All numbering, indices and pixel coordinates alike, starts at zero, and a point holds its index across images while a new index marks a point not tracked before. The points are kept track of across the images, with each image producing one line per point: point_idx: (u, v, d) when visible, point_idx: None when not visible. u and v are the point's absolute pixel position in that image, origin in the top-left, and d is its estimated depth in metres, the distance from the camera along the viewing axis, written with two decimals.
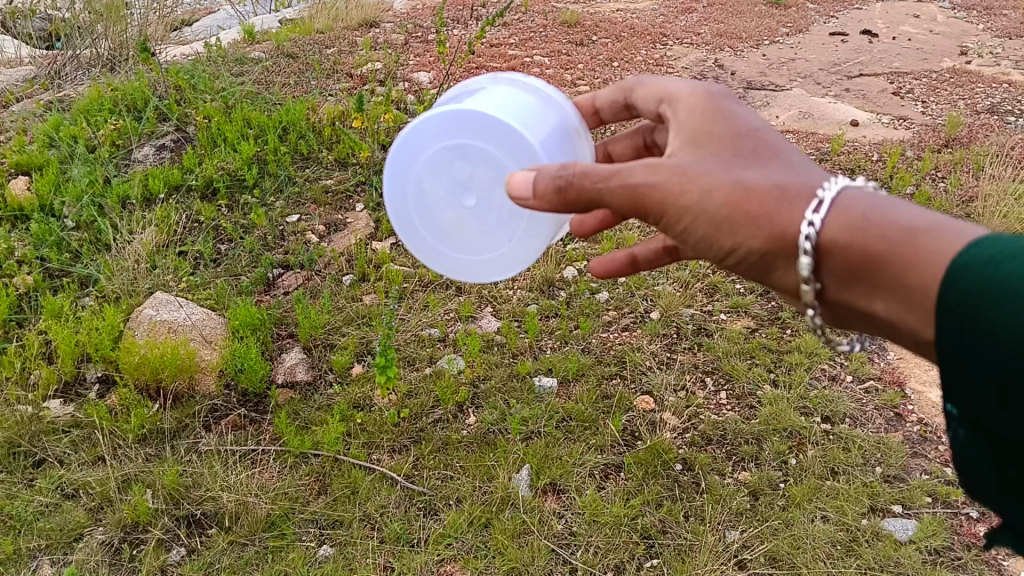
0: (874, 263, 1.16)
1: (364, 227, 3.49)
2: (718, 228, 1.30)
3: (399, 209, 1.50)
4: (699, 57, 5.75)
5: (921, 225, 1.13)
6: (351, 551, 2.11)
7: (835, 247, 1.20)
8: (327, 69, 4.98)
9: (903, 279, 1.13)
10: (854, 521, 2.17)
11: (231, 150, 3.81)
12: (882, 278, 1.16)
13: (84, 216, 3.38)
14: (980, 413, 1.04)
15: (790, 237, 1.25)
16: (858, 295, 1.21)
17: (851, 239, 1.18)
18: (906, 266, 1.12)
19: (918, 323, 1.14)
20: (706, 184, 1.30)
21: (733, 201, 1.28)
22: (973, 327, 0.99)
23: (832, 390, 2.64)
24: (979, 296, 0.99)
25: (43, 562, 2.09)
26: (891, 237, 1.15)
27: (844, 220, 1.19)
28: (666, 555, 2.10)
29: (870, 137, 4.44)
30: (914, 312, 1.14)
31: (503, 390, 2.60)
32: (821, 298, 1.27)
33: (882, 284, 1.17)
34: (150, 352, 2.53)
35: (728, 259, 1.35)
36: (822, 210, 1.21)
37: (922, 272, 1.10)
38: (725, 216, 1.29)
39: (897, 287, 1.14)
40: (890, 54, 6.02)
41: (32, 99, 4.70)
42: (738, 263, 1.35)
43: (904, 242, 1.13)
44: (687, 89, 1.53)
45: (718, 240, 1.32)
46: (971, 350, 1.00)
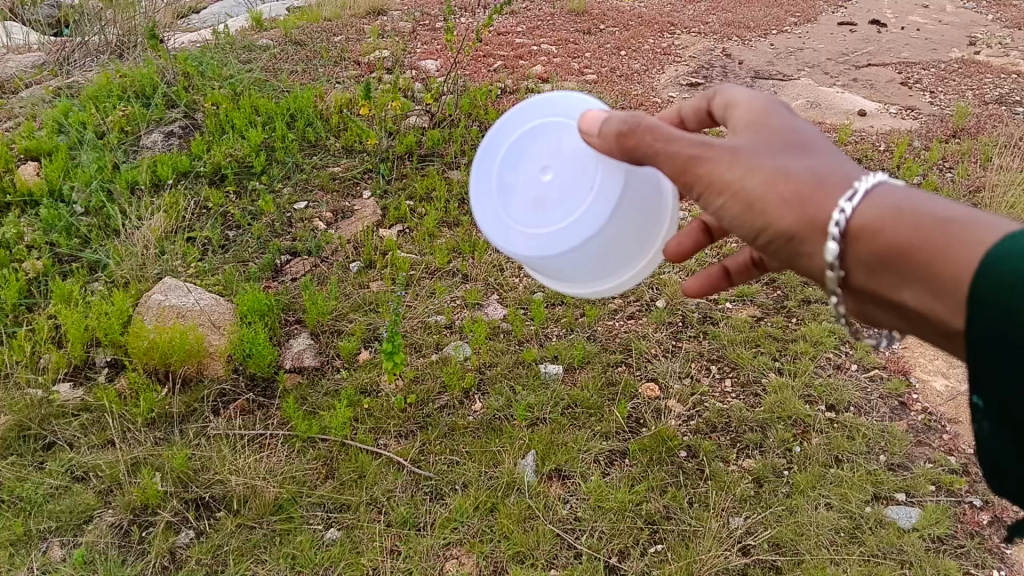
0: (905, 251, 1.15)
1: (371, 214, 3.50)
2: (749, 206, 1.32)
3: (481, 197, 1.54)
4: (707, 45, 5.74)
5: (959, 216, 1.12)
6: (358, 534, 2.13)
7: (866, 234, 1.19)
8: (335, 57, 4.98)
9: (933, 268, 1.12)
10: (858, 509, 2.18)
11: (239, 137, 3.83)
12: (911, 267, 1.15)
13: (93, 202, 3.40)
14: (1006, 403, 1.02)
15: (821, 218, 1.24)
16: (886, 282, 1.20)
17: (885, 225, 1.17)
18: (938, 253, 1.11)
19: (947, 311, 1.13)
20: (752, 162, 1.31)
21: (777, 185, 1.28)
22: (1006, 322, 0.97)
23: (837, 378, 2.65)
24: (1009, 289, 0.96)
25: (53, 543, 2.11)
26: (923, 227, 1.14)
27: (875, 210, 1.19)
28: (671, 541, 2.12)
29: (878, 127, 4.43)
30: (944, 302, 1.12)
31: (509, 377, 2.62)
32: (848, 285, 1.27)
33: (911, 274, 1.16)
34: (159, 337, 2.55)
35: (758, 243, 1.35)
36: (856, 198, 1.21)
37: (956, 258, 1.08)
38: (766, 195, 1.29)
39: (928, 275, 1.13)
40: (899, 44, 6.00)
41: (41, 86, 4.72)
42: (768, 245, 1.35)
43: (939, 230, 1.12)
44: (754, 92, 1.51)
45: (750, 219, 1.33)
46: (1003, 343, 0.98)
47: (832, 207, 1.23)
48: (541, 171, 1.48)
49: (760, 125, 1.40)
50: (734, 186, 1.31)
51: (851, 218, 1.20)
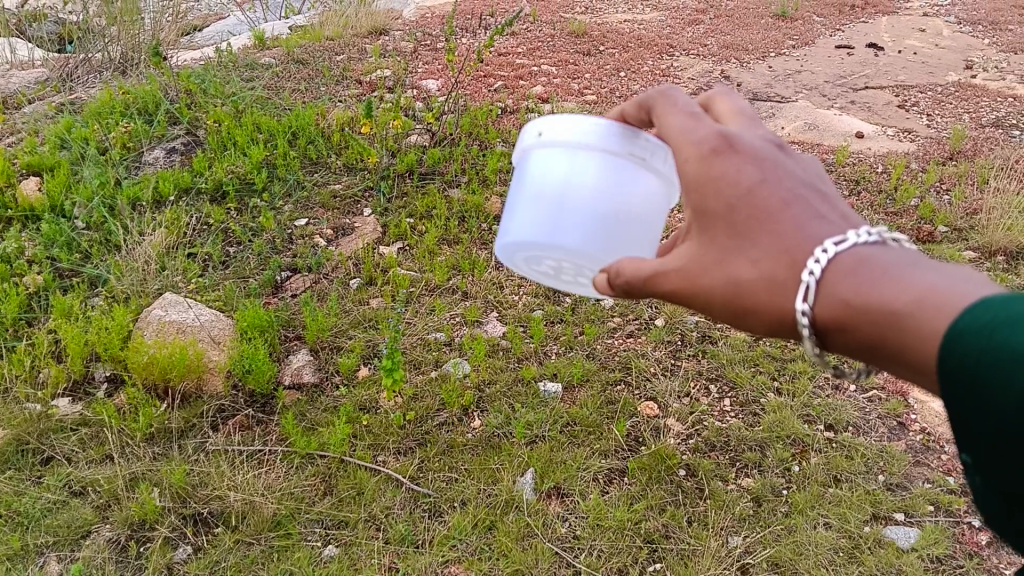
0: (873, 346, 1.07)
1: (371, 231, 3.52)
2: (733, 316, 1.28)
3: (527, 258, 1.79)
4: (706, 67, 5.79)
5: (908, 302, 1.02)
6: (357, 551, 2.12)
7: (832, 332, 1.12)
8: (337, 76, 5.02)
9: (905, 361, 1.04)
10: (857, 529, 2.18)
11: (241, 154, 3.85)
12: (884, 355, 1.08)
13: (95, 217, 3.41)
14: (986, 471, 0.95)
15: (787, 320, 1.18)
16: (874, 362, 1.12)
17: (844, 322, 1.09)
18: (903, 347, 1.03)
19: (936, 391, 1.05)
20: (712, 280, 1.25)
21: (737, 295, 1.23)
22: (978, 395, 0.90)
23: (835, 398, 2.66)
24: (979, 361, 0.89)
25: (50, 558, 2.10)
26: (877, 320, 1.05)
27: (831, 308, 1.10)
28: (669, 560, 2.11)
29: (875, 149, 4.47)
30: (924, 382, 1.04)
31: (508, 394, 2.62)
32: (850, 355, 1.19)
33: (886, 359, 1.08)
34: (159, 352, 2.56)
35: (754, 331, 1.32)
36: (809, 299, 1.12)
37: (920, 356, 1.00)
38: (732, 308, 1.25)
39: (904, 365, 1.05)
40: (895, 67, 6.05)
41: (43, 101, 4.75)
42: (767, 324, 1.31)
43: (894, 327, 1.03)
44: (677, 138, 1.34)
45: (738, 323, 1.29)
46: (978, 415, 0.91)
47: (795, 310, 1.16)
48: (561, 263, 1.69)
49: (695, 205, 1.28)
50: (705, 305, 1.28)
51: (815, 321, 1.12)
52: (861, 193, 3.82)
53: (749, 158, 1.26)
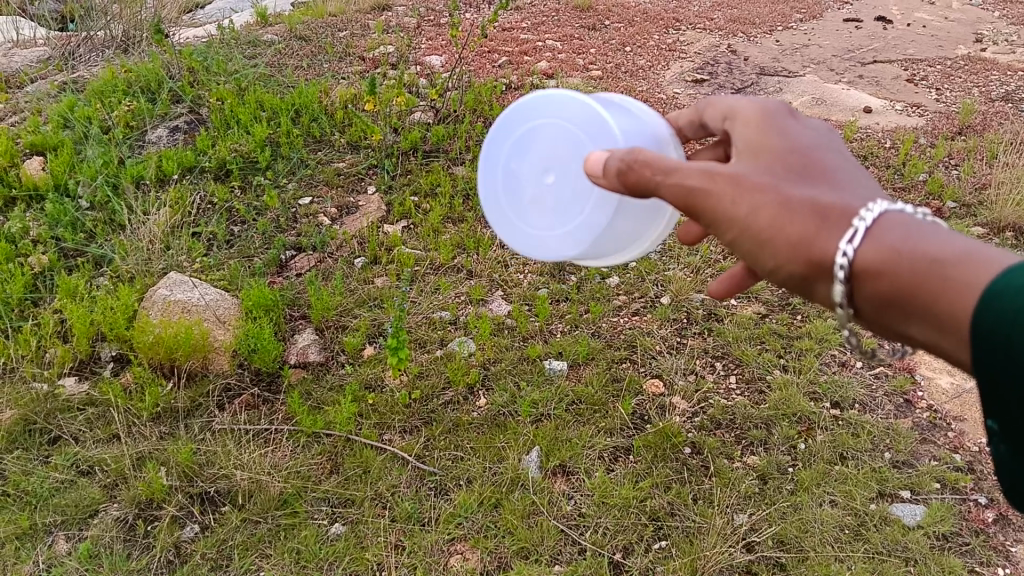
0: (907, 291, 1.13)
1: (376, 210, 3.50)
2: (760, 244, 1.28)
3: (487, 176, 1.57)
4: (712, 41, 5.72)
5: (955, 254, 1.10)
6: (363, 529, 2.13)
7: (869, 274, 1.17)
8: (339, 52, 4.98)
9: (937, 312, 1.10)
10: (863, 506, 2.18)
11: (244, 132, 3.83)
12: (914, 307, 1.13)
13: (98, 196, 3.40)
14: (1013, 423, 1.02)
15: (824, 256, 1.21)
16: (894, 318, 1.18)
17: (886, 265, 1.15)
18: (940, 294, 1.09)
19: (954, 348, 1.11)
20: (751, 200, 1.27)
21: (778, 219, 1.25)
22: (1006, 352, 0.96)
23: (842, 375, 2.65)
24: (1010, 320, 0.95)
25: (59, 537, 2.12)
26: (920, 269, 1.12)
27: (876, 250, 1.16)
28: (675, 537, 2.12)
29: (883, 124, 4.42)
30: (949, 339, 1.11)
31: (513, 373, 2.62)
32: (860, 318, 1.24)
33: (915, 312, 1.14)
34: (164, 332, 2.56)
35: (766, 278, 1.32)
36: (857, 237, 1.17)
37: (956, 301, 1.07)
38: (765, 228, 1.26)
39: (934, 314, 1.11)
40: (905, 41, 5.98)
41: (46, 80, 4.73)
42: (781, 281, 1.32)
43: (936, 271, 1.10)
44: (748, 107, 1.48)
45: (760, 258, 1.30)
46: (1007, 372, 0.97)
47: (834, 247, 1.20)
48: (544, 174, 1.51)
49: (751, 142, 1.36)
50: (735, 222, 1.29)
51: (855, 259, 1.17)
52: (869, 169, 3.79)
53: (811, 133, 1.39)
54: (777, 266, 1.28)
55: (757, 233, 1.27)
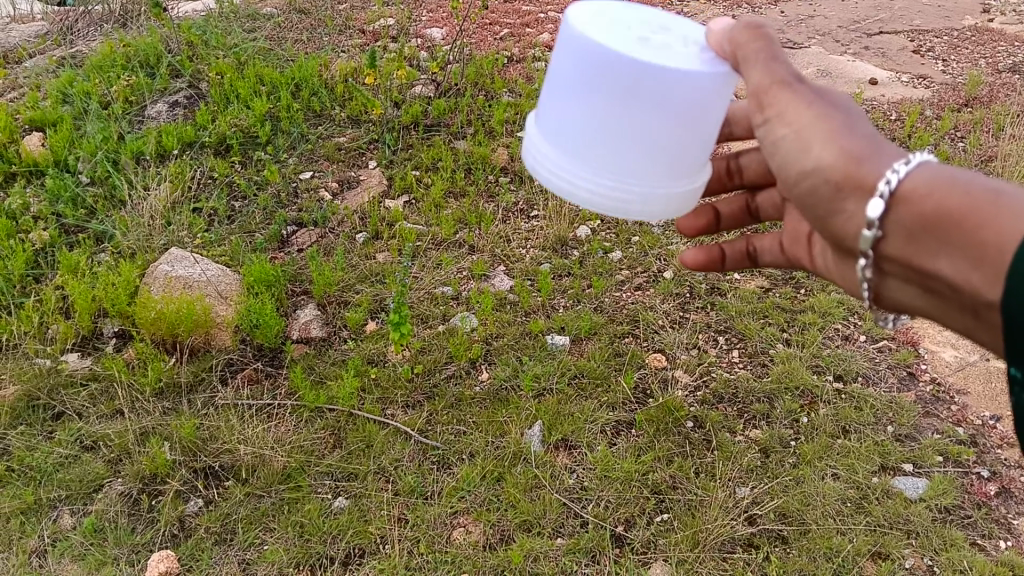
0: (952, 216, 1.14)
1: (377, 185, 3.48)
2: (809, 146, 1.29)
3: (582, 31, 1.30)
4: (716, 13, 5.66)
5: (1009, 189, 1.13)
6: (366, 503, 2.14)
7: (915, 197, 1.18)
8: (339, 25, 4.93)
9: (974, 243, 1.12)
10: (865, 479, 2.18)
11: (244, 107, 3.80)
12: (953, 236, 1.15)
13: (99, 171, 3.39)
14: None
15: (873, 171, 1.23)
16: (923, 250, 1.19)
17: (938, 189, 1.17)
18: (986, 223, 1.10)
19: (981, 284, 1.12)
20: (824, 107, 1.30)
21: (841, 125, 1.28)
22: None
23: (845, 349, 2.64)
24: None
25: (64, 511, 2.13)
26: (973, 195, 1.13)
27: (929, 176, 1.18)
28: (677, 511, 2.12)
29: (889, 96, 4.38)
30: (980, 272, 1.12)
31: (516, 347, 2.61)
32: (884, 248, 1.25)
33: (951, 241, 1.15)
34: (166, 307, 2.56)
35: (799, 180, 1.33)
36: (912, 163, 1.20)
37: (1000, 231, 1.08)
38: (824, 129, 1.28)
39: (969, 243, 1.12)
40: (911, 12, 5.90)
41: (44, 55, 4.69)
42: (809, 193, 1.33)
43: (987, 199, 1.12)
44: None
45: (803, 160, 1.31)
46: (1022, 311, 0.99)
47: (886, 168, 1.22)
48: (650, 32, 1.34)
49: None
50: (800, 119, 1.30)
51: (903, 180, 1.19)
52: None
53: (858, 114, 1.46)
54: (819, 170, 1.28)
55: (815, 132, 1.28)
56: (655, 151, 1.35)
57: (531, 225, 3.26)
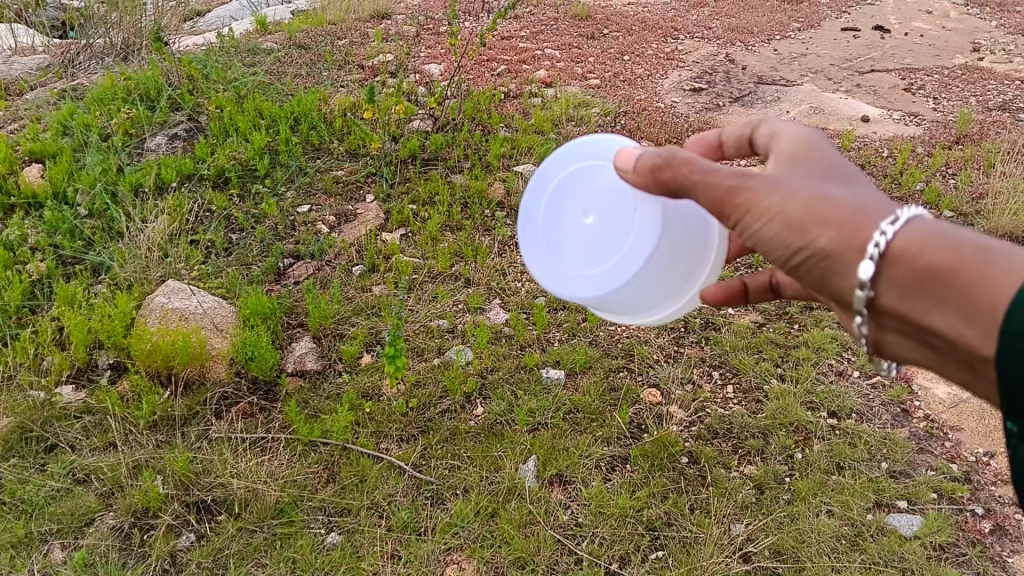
0: (944, 274, 1.14)
1: (374, 218, 3.50)
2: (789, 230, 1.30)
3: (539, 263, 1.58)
4: (711, 50, 5.74)
5: (998, 245, 1.13)
6: (359, 538, 2.12)
7: (905, 255, 1.18)
8: (339, 60, 4.99)
9: (968, 300, 1.12)
10: (859, 516, 2.17)
11: (243, 140, 3.84)
12: (946, 293, 1.14)
13: (97, 204, 3.41)
14: None
15: (856, 240, 1.24)
16: (917, 306, 1.19)
17: (926, 248, 1.17)
18: (979, 281, 1.10)
19: (976, 339, 1.12)
20: (792, 188, 1.31)
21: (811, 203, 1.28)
22: None
23: (839, 385, 2.65)
24: None
25: (55, 545, 2.11)
26: (963, 252, 1.14)
27: (917, 234, 1.18)
28: (671, 547, 2.11)
29: (881, 133, 4.43)
30: (975, 328, 1.11)
31: (511, 382, 2.62)
32: (878, 305, 1.25)
33: (945, 298, 1.15)
34: (161, 340, 2.56)
35: (791, 258, 1.34)
36: (898, 223, 1.20)
37: (993, 289, 1.08)
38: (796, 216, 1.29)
39: (963, 300, 1.12)
40: (902, 50, 5.99)
41: (45, 88, 4.74)
42: (802, 267, 1.34)
43: (977, 257, 1.12)
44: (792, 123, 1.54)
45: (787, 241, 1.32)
46: None
47: (873, 229, 1.22)
48: (583, 216, 1.52)
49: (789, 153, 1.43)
50: (769, 208, 1.31)
51: (891, 240, 1.19)
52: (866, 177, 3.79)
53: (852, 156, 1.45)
54: (807, 245, 1.29)
55: (790, 216, 1.30)
56: (665, 287, 1.56)
57: (527, 259, 3.28)
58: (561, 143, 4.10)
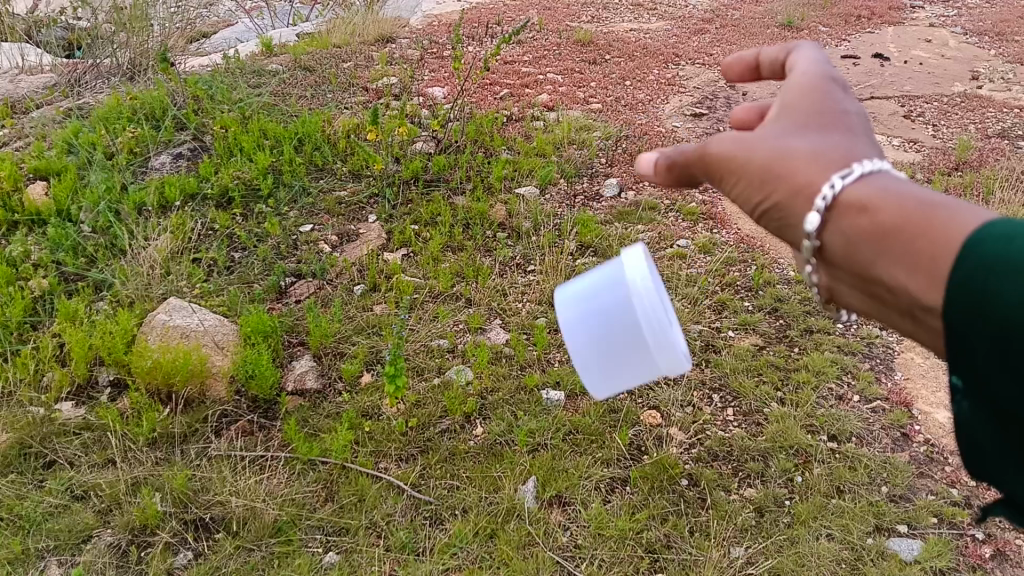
0: (889, 227, 1.06)
1: (376, 238, 3.52)
2: (758, 190, 1.26)
3: None
4: (712, 76, 5.79)
5: (948, 200, 1.04)
6: (357, 558, 2.12)
7: (852, 206, 1.11)
8: (343, 83, 5.04)
9: (909, 254, 1.03)
10: (859, 541, 2.16)
11: (247, 160, 3.87)
12: (893, 246, 1.06)
13: (101, 221, 3.43)
14: (981, 383, 0.94)
15: (809, 192, 1.18)
16: (862, 258, 1.11)
17: (871, 201, 1.09)
18: (922, 233, 1.02)
19: (918, 289, 1.03)
20: (761, 148, 1.26)
21: (773, 161, 1.23)
22: (977, 298, 0.89)
23: (839, 408, 2.64)
24: (986, 267, 0.89)
25: (52, 562, 2.10)
26: (908, 208, 1.05)
27: (867, 186, 1.11)
28: (670, 570, 2.10)
29: (880, 159, 4.46)
30: (915, 281, 1.03)
31: (511, 402, 2.62)
32: (834, 257, 1.17)
33: (889, 251, 1.07)
34: (162, 357, 2.57)
35: (762, 219, 1.29)
36: (849, 176, 1.13)
37: (934, 239, 1.00)
38: (760, 176, 1.25)
39: (906, 252, 1.04)
40: (901, 78, 6.04)
41: (52, 106, 4.78)
42: (773, 226, 1.28)
43: (923, 212, 1.03)
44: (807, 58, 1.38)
45: (755, 198, 1.27)
46: (971, 322, 0.90)
47: (824, 181, 1.16)
48: None
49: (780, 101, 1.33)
50: (738, 169, 1.29)
51: (840, 192, 1.13)
52: None
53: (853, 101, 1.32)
54: (767, 202, 1.25)
55: (753, 177, 1.26)
56: None
57: (528, 280, 3.29)
58: (563, 166, 4.13)
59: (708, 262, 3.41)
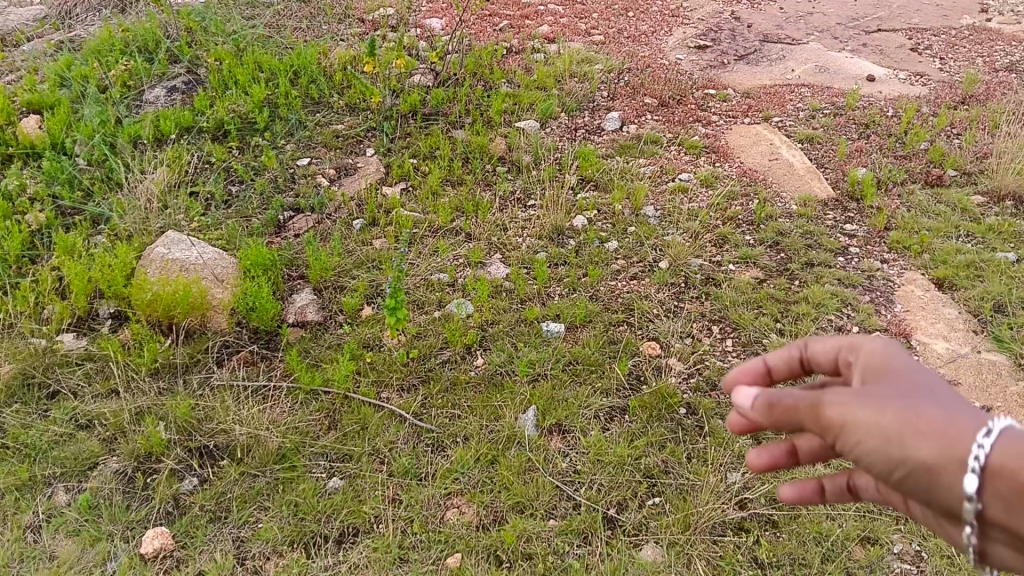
0: None
1: (374, 172, 3.48)
2: (884, 458, 1.01)
3: None
4: (715, 9, 5.67)
5: None
6: (360, 483, 2.14)
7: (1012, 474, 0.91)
8: (339, 14, 4.93)
9: None
10: (855, 467, 2.18)
11: (242, 92, 3.81)
12: None
13: (96, 155, 3.39)
14: None
15: (957, 453, 0.95)
16: None
17: None
18: None
19: None
20: (890, 409, 1.00)
21: (906, 419, 0.98)
22: None
23: (838, 339, 2.65)
24: None
25: (59, 488, 2.13)
26: None
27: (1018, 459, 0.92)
28: (668, 494, 2.12)
29: (886, 93, 4.40)
30: None
31: (511, 334, 2.63)
32: (981, 519, 0.96)
33: None
34: (162, 289, 2.56)
35: (884, 480, 1.04)
36: (994, 437, 0.93)
37: None
38: (891, 452, 0.99)
39: None
40: (909, 10, 5.92)
41: (43, 39, 4.68)
42: (892, 478, 1.03)
43: None
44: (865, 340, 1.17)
45: (881, 460, 1.01)
46: None
47: (971, 440, 0.94)
48: None
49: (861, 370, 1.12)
50: (856, 443, 1.02)
51: (991, 461, 0.92)
52: (871, 137, 3.85)
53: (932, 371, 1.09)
54: (898, 473, 1.00)
55: (881, 440, 1.00)
56: None
57: (528, 214, 3.27)
58: (563, 99, 4.07)
59: (710, 196, 3.39)
